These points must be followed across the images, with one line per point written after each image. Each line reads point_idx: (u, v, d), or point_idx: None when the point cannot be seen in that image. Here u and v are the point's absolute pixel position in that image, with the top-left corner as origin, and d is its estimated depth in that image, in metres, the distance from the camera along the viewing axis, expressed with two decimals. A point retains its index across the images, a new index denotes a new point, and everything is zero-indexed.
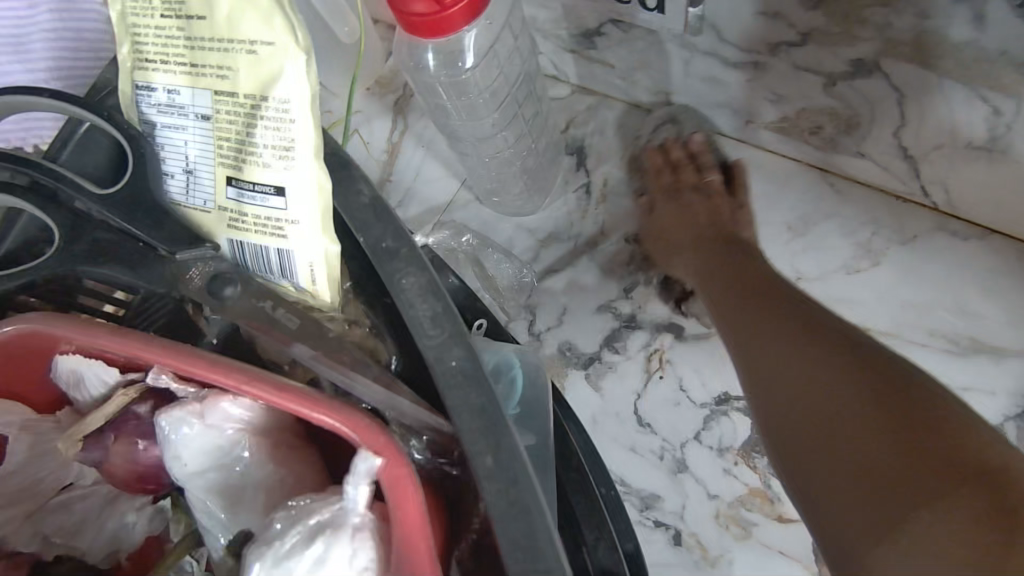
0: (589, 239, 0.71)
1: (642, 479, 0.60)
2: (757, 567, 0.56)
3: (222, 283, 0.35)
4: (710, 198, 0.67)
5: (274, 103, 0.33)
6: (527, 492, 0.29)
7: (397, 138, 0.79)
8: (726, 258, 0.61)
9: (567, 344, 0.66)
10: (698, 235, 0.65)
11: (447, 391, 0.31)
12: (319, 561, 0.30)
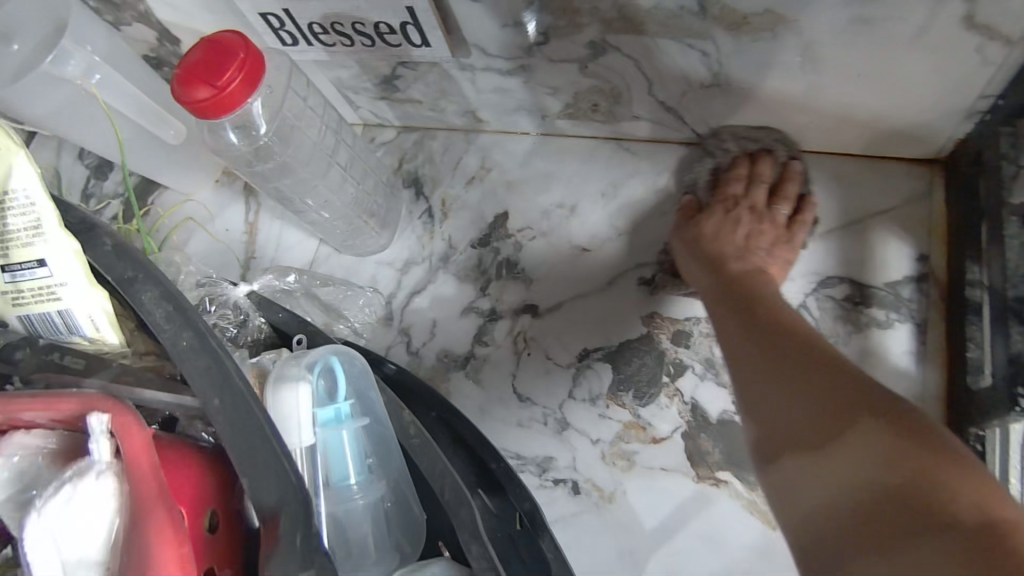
0: (441, 255, 0.78)
1: (533, 447, 0.65)
2: (647, 490, 0.61)
3: (12, 349, 0.42)
4: (762, 218, 0.64)
5: (15, 193, 0.40)
6: (248, 416, 0.36)
7: (252, 217, 0.84)
8: (746, 270, 0.60)
9: (444, 351, 0.73)
10: (734, 250, 0.62)
11: (181, 363, 0.37)
12: (68, 501, 0.34)
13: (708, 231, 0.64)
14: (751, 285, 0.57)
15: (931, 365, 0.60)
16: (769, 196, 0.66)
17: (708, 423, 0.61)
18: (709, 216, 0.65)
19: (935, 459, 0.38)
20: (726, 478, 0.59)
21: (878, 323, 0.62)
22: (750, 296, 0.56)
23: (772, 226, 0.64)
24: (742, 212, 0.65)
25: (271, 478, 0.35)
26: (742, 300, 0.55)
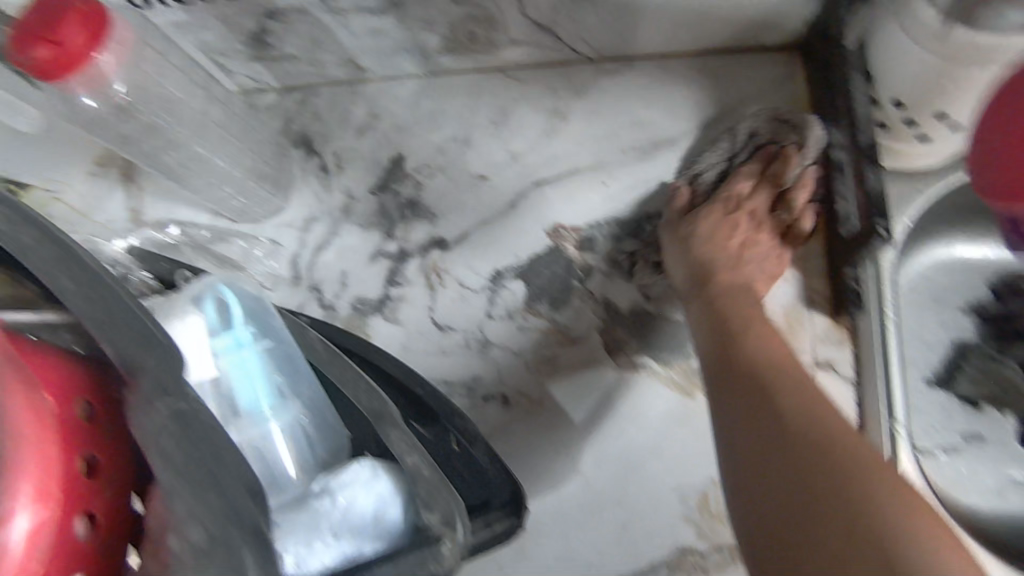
0: (342, 206, 0.77)
1: (459, 369, 0.67)
2: (573, 387, 0.64)
3: None
4: (754, 223, 0.65)
5: None
6: (104, 290, 0.35)
7: (134, 201, 0.79)
8: (737, 289, 0.60)
9: (359, 298, 0.72)
10: (741, 266, 0.62)
11: (24, 257, 0.35)
12: None
13: (699, 227, 0.64)
14: (743, 302, 0.59)
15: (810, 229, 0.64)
16: (768, 198, 0.65)
17: (620, 316, 0.65)
18: (707, 214, 0.65)
19: (904, 503, 0.40)
20: (643, 362, 0.62)
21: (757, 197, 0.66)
22: (746, 316, 0.57)
23: (770, 232, 0.64)
24: (738, 215, 0.66)
25: (137, 337, 0.34)
26: (737, 330, 0.56)
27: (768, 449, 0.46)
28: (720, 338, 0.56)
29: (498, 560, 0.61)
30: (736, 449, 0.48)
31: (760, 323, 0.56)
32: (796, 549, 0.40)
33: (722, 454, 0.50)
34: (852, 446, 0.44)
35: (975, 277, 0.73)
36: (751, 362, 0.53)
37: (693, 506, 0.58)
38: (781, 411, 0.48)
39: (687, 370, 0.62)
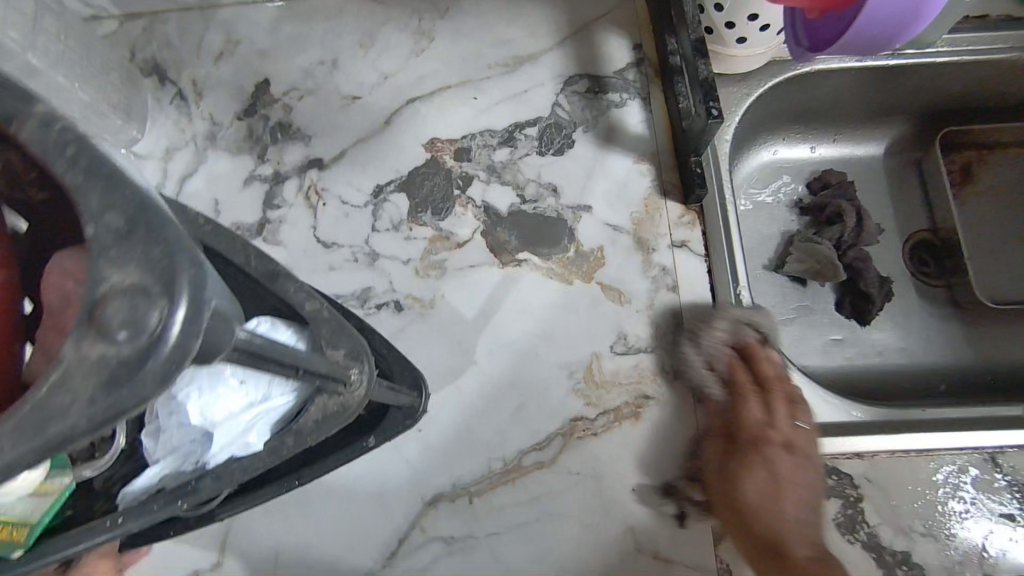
0: (206, 134, 0.73)
1: (349, 283, 0.67)
2: (461, 289, 0.67)
3: None
4: (798, 467, 0.58)
5: None
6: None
7: None
8: (773, 535, 0.56)
9: (235, 225, 0.70)
10: (788, 492, 0.58)
11: None
12: None
13: (757, 507, 0.57)
14: (794, 533, 0.56)
15: (658, 128, 0.72)
16: (789, 415, 0.61)
17: (501, 218, 0.69)
18: (750, 475, 0.59)
19: None
20: (525, 258, 0.68)
21: (615, 105, 0.73)
22: (812, 562, 0.54)
23: (812, 458, 0.59)
24: (777, 459, 0.59)
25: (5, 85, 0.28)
26: (797, 560, 0.54)
27: None
28: (766, 550, 0.55)
29: (407, 459, 0.62)
30: None
31: (816, 560, 0.54)
32: None
33: None
34: None
35: (792, 175, 0.87)
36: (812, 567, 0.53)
37: (579, 378, 0.64)
38: None
39: (565, 260, 0.67)
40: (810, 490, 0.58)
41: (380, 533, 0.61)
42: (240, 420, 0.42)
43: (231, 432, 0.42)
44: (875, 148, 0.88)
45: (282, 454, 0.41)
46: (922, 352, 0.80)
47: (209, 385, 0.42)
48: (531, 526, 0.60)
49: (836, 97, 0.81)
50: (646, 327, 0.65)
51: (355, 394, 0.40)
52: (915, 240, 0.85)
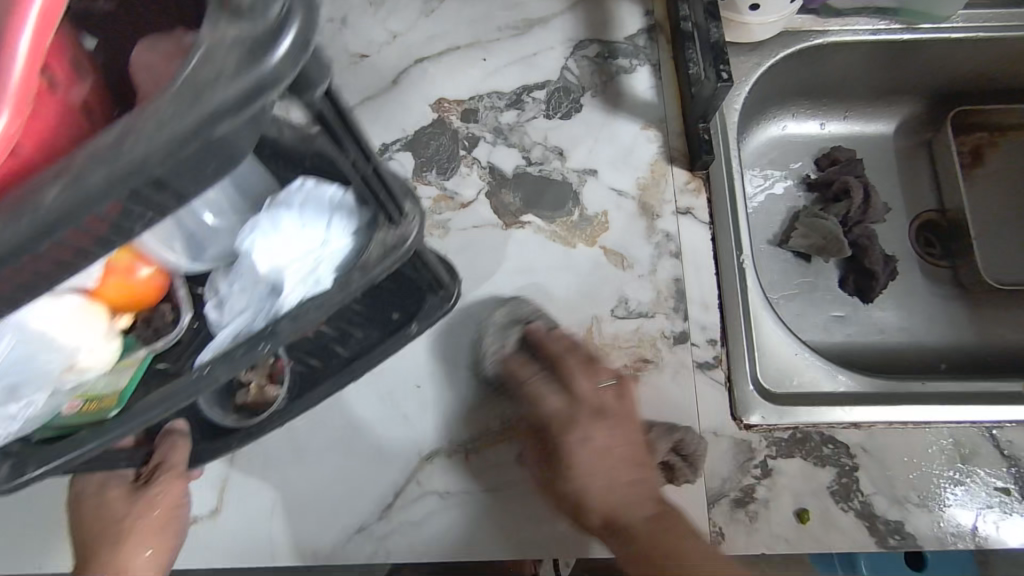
0: None
1: None
2: (463, 249, 0.67)
3: None
4: (616, 433, 0.56)
5: None
6: None
7: None
8: (611, 495, 0.54)
9: None
10: (602, 479, 0.55)
11: None
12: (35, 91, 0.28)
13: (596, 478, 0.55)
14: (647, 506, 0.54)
15: (667, 95, 0.71)
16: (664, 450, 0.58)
17: (505, 179, 0.69)
18: (629, 435, 0.57)
19: None
20: (529, 220, 0.67)
21: (624, 71, 0.72)
22: (659, 521, 0.53)
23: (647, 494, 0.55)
24: (598, 430, 0.56)
25: None
26: (638, 522, 0.53)
27: None
28: (614, 525, 0.54)
29: (406, 415, 0.63)
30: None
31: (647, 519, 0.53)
32: None
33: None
34: None
35: (800, 152, 0.86)
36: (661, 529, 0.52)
37: (579, 340, 0.64)
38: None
39: (569, 223, 0.67)
40: (640, 467, 0.56)
41: (377, 487, 0.61)
42: (305, 256, 0.41)
43: (301, 271, 0.41)
44: (885, 127, 0.87)
45: (351, 291, 0.42)
46: (924, 332, 0.80)
47: (273, 221, 0.42)
48: (526, 484, 0.61)
49: (848, 72, 0.81)
50: (648, 292, 0.65)
51: (411, 224, 0.41)
52: (920, 221, 0.85)
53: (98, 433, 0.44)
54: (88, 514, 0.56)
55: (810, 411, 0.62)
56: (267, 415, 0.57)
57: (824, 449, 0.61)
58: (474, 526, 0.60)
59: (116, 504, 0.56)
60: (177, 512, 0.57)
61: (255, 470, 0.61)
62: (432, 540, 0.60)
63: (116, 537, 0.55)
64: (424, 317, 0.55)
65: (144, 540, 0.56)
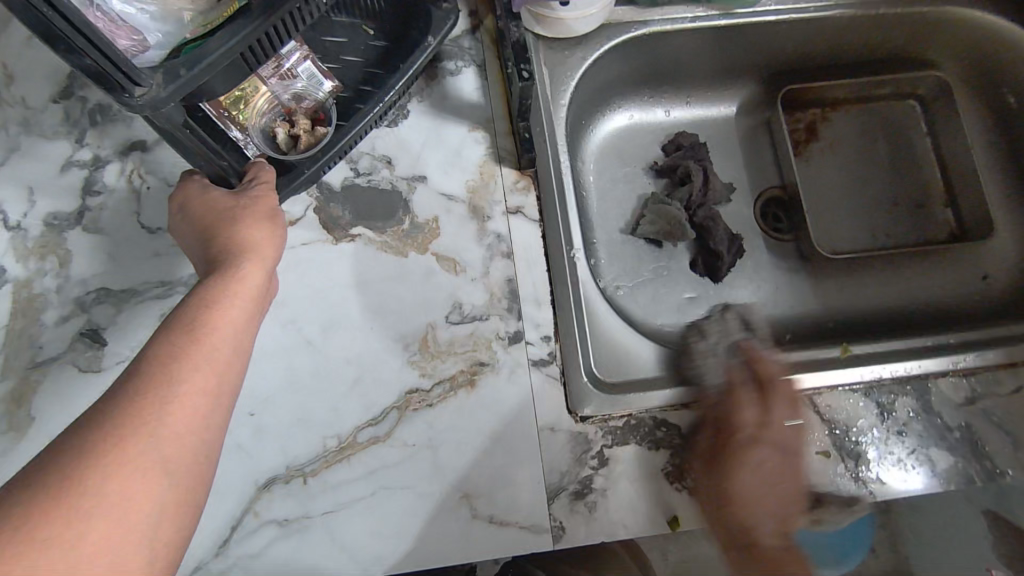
0: (19, 120, 0.69)
1: (176, 269, 0.65)
2: (294, 268, 0.65)
3: None
4: (783, 458, 0.61)
5: None
6: None
7: None
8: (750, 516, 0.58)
9: (52, 214, 0.66)
10: (757, 496, 0.59)
11: None
12: None
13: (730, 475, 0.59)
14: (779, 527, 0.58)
15: (493, 95, 0.71)
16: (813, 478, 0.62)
17: (333, 193, 0.67)
18: (780, 444, 0.61)
19: None
20: (359, 232, 0.67)
21: (449, 73, 0.71)
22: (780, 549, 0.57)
23: (789, 504, 0.59)
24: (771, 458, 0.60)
25: None
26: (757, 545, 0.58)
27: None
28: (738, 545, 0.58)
29: (240, 444, 0.61)
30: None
31: (772, 531, 0.58)
32: None
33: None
34: None
35: (648, 139, 0.88)
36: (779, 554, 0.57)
37: (414, 350, 0.64)
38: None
39: (400, 233, 0.67)
40: (789, 496, 0.59)
41: (210, 524, 0.59)
42: None
43: None
44: (727, 109, 0.90)
45: None
46: (772, 305, 0.83)
47: None
48: (368, 500, 0.60)
49: (681, 58, 0.82)
50: (482, 295, 0.65)
51: None
52: (765, 197, 0.88)
53: (223, 39, 0.44)
54: (201, 208, 0.55)
55: (643, 399, 0.64)
56: (326, 143, 0.64)
57: (660, 433, 0.63)
58: (314, 550, 0.59)
59: (215, 199, 0.55)
60: (278, 215, 0.55)
61: None
62: (270, 568, 0.58)
63: (231, 220, 0.53)
64: (435, 30, 0.66)
65: (254, 224, 0.53)
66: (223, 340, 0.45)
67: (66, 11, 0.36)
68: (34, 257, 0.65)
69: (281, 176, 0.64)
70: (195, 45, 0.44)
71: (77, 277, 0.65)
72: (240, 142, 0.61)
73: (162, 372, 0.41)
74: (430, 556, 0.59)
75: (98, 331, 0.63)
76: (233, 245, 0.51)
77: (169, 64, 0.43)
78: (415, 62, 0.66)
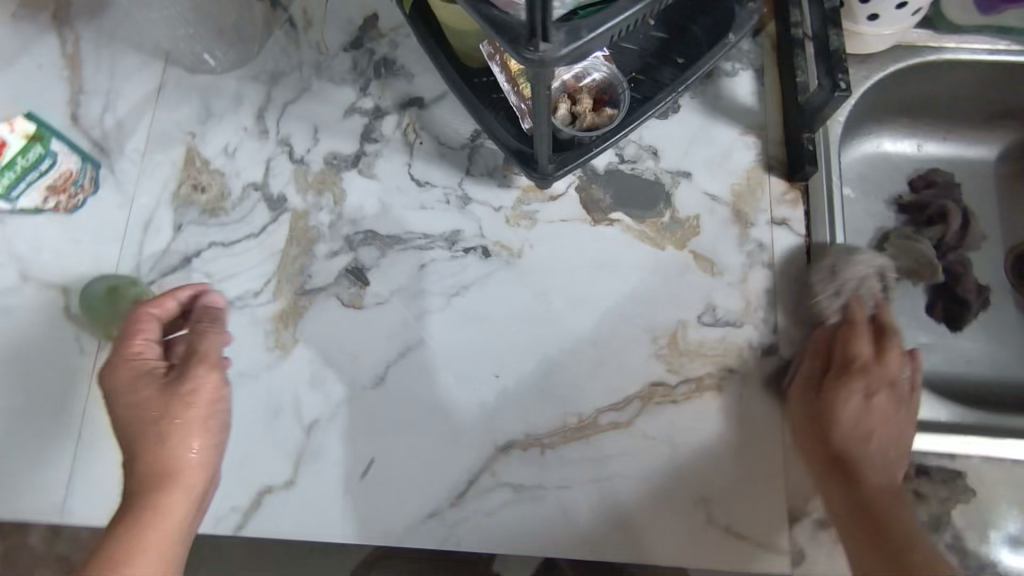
0: (313, 62, 0.74)
1: (438, 223, 0.68)
2: (551, 242, 0.66)
3: None
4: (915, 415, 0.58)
5: None
6: None
7: (76, 52, 0.76)
8: (888, 486, 0.53)
9: (333, 154, 0.70)
10: (858, 431, 0.54)
11: None
12: None
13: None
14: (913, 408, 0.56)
15: (768, 101, 0.69)
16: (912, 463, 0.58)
17: (597, 174, 0.68)
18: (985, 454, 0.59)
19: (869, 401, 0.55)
20: (617, 218, 0.66)
21: (725, 73, 0.70)
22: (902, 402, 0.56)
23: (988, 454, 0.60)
24: (881, 392, 0.55)
25: None
26: (885, 501, 0.52)
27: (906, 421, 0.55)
28: (840, 473, 0.54)
29: (480, 401, 0.63)
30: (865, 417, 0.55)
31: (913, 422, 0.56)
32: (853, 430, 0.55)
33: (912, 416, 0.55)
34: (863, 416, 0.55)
35: (895, 170, 0.83)
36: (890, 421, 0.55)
37: (663, 344, 0.63)
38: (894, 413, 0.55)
39: (659, 224, 0.66)
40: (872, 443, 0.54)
41: (445, 473, 0.61)
42: None
43: None
44: (988, 152, 0.83)
45: None
46: (1015, 368, 0.76)
47: None
48: (601, 484, 0.60)
49: (954, 93, 0.77)
50: (736, 301, 0.63)
51: None
52: (1016, 252, 0.80)
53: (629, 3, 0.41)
54: (128, 392, 0.54)
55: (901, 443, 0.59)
56: (614, 125, 0.63)
57: (914, 479, 0.59)
58: (544, 520, 0.59)
59: (136, 397, 0.54)
60: (214, 412, 0.55)
61: (329, 443, 0.63)
62: (500, 529, 0.60)
63: (150, 435, 0.53)
64: (737, 29, 0.62)
65: (191, 433, 0.53)
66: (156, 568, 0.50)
67: None
68: (312, 191, 0.70)
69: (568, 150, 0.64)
70: (595, 11, 0.43)
71: (349, 217, 0.69)
72: (519, 111, 0.64)
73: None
74: (630, 529, 0.59)
75: (362, 271, 0.67)
76: (157, 471, 0.52)
77: (574, 25, 0.41)
78: (711, 61, 0.63)
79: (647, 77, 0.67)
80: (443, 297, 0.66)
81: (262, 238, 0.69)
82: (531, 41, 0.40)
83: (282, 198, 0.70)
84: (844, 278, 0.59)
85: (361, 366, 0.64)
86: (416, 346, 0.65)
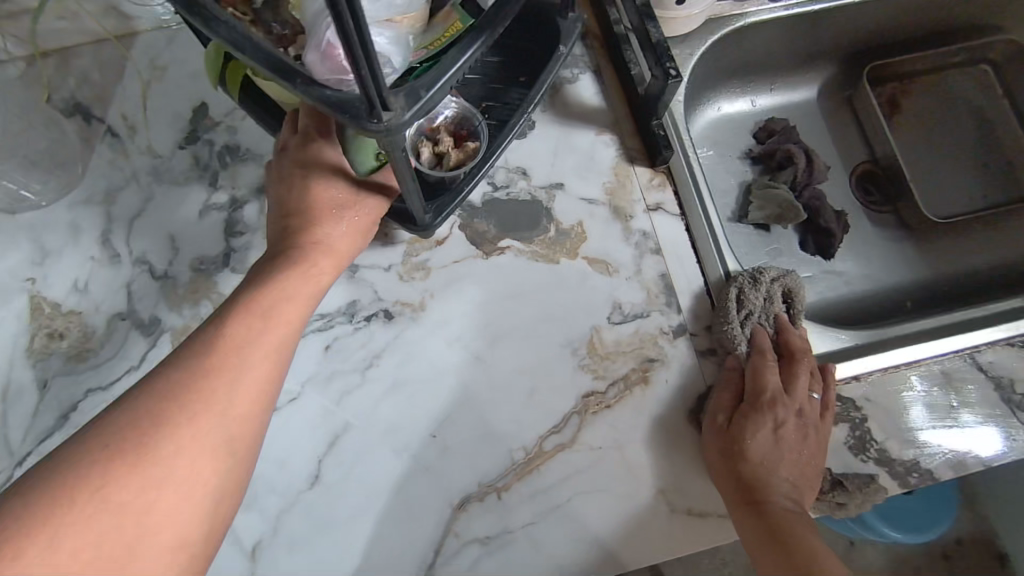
0: (149, 168, 0.69)
1: (330, 300, 0.65)
2: (448, 286, 0.66)
3: None
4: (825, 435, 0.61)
5: None
6: None
7: None
8: (790, 508, 0.56)
9: (199, 259, 0.66)
10: (762, 450, 0.58)
11: None
12: None
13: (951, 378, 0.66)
14: (814, 430, 0.60)
15: (614, 98, 0.72)
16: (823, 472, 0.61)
17: (475, 209, 0.68)
18: (881, 415, 0.63)
19: (767, 424, 0.59)
20: (507, 244, 0.67)
21: (568, 80, 0.73)
22: (804, 425, 0.59)
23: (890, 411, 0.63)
24: (789, 422, 0.59)
25: None
26: (787, 520, 0.55)
27: (807, 443, 0.59)
28: (748, 500, 0.57)
29: (422, 463, 0.61)
30: (769, 437, 0.58)
31: (814, 443, 0.60)
32: (758, 454, 0.58)
33: (811, 441, 0.59)
34: (765, 443, 0.58)
35: (739, 129, 0.90)
36: (793, 442, 0.58)
37: (584, 354, 0.64)
38: (795, 435, 0.59)
39: (548, 240, 0.67)
40: (776, 464, 0.58)
41: (411, 549, 0.59)
42: None
43: None
44: (809, 91, 0.92)
45: None
46: (885, 276, 0.85)
47: None
48: (564, 508, 0.60)
49: (766, 49, 0.85)
50: (639, 292, 0.66)
51: None
52: (858, 173, 0.89)
53: (459, 51, 0.41)
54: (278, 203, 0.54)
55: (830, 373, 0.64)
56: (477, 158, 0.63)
57: (830, 490, 0.61)
58: (518, 564, 0.59)
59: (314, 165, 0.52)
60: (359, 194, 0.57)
61: (280, 561, 0.59)
62: None
63: (256, 315, 0.47)
64: (566, 41, 0.62)
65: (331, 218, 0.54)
66: (175, 502, 0.41)
67: (359, 28, 0.33)
68: (187, 304, 0.65)
69: (442, 194, 0.63)
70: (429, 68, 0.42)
71: None
72: None
73: (158, 446, 0.41)
74: (602, 540, 0.59)
75: None
76: (267, 306, 0.48)
77: (409, 86, 0.40)
78: (550, 74, 0.62)
79: (492, 104, 0.68)
80: (358, 372, 0.63)
81: (145, 370, 0.63)
82: (373, 114, 0.38)
83: (155, 321, 0.64)
84: (751, 299, 0.64)
85: (292, 470, 0.61)
86: (344, 431, 0.62)
